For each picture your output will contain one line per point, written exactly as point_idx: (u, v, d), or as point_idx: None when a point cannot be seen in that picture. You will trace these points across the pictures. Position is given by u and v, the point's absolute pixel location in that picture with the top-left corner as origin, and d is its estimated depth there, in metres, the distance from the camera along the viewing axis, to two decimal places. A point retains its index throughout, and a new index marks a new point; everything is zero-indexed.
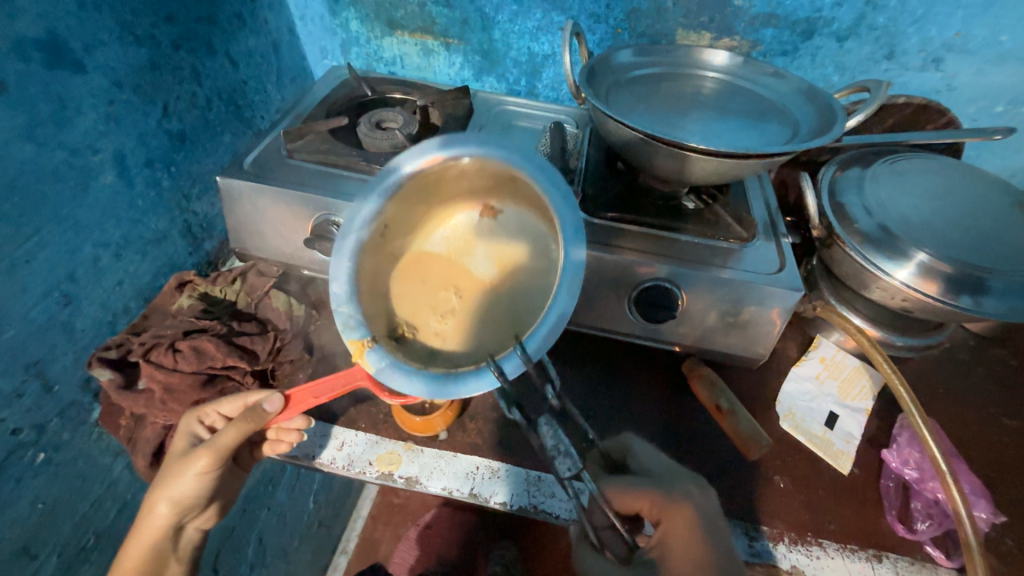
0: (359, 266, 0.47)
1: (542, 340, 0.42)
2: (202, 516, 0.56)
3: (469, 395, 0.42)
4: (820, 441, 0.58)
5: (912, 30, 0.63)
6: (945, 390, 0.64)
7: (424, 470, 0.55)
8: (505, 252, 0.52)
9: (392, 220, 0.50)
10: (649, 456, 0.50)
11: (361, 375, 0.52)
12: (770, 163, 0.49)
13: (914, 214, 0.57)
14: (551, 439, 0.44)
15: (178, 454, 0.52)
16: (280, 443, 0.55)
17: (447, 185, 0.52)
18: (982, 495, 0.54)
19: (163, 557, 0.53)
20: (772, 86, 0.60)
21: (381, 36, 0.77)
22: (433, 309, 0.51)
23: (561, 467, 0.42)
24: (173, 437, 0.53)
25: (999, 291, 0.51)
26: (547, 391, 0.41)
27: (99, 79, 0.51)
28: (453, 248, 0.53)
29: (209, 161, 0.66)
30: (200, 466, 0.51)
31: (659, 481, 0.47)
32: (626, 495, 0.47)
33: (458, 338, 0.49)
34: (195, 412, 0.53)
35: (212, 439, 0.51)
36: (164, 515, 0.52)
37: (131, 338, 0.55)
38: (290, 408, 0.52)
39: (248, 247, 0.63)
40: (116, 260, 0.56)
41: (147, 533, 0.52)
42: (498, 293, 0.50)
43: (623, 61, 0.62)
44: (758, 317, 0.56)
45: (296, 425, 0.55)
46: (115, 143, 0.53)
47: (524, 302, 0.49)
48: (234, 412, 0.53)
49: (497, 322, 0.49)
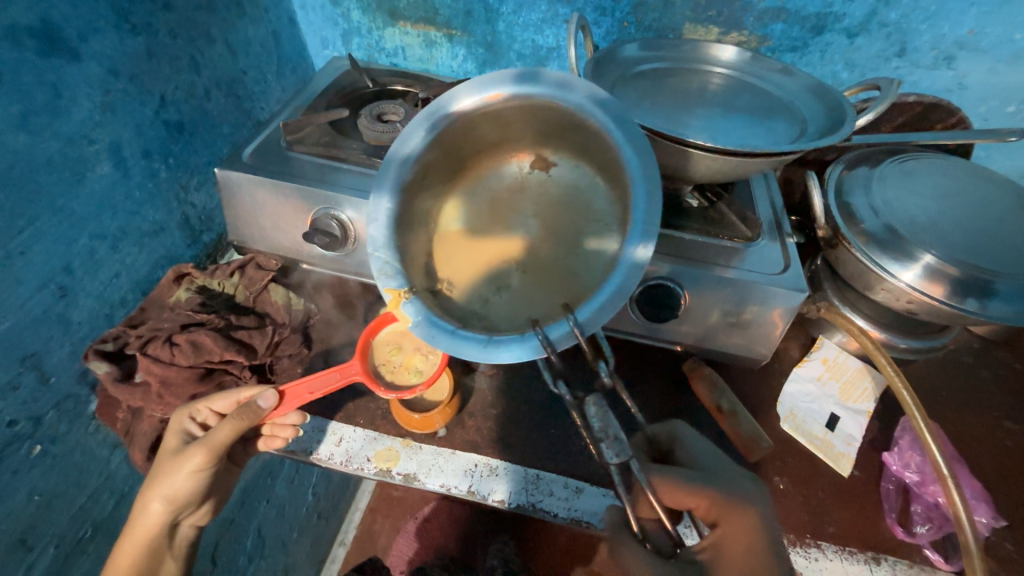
0: (401, 207, 0.48)
1: (595, 314, 0.42)
2: (197, 512, 0.56)
3: (516, 358, 0.41)
4: (820, 443, 0.58)
5: (924, 27, 0.62)
6: (948, 392, 0.63)
7: (421, 466, 0.55)
8: (549, 209, 0.52)
9: (441, 159, 0.50)
10: (704, 452, 0.49)
11: (357, 370, 0.55)
12: (778, 162, 0.48)
13: (922, 215, 0.56)
14: (602, 416, 0.40)
15: (171, 452, 0.52)
16: (275, 439, 0.55)
17: (504, 128, 0.50)
18: (983, 499, 0.54)
19: (158, 554, 0.53)
20: (780, 82, 0.59)
21: (383, 27, 0.76)
22: (475, 258, 0.52)
23: (609, 453, 0.39)
24: (166, 433, 0.53)
25: (1006, 294, 0.50)
26: (602, 368, 0.40)
27: (95, 67, 0.50)
28: (498, 197, 0.53)
29: (207, 152, 0.65)
30: (194, 464, 0.51)
31: (710, 476, 0.47)
32: (683, 493, 0.46)
33: (500, 291, 0.50)
34: (188, 409, 0.53)
35: (206, 436, 0.51)
36: (158, 513, 0.51)
37: (128, 331, 0.55)
38: (284, 403, 0.53)
39: (246, 240, 0.63)
40: (113, 252, 0.55)
41: (141, 531, 0.52)
42: (539, 250, 0.51)
43: (630, 55, 0.61)
44: (761, 318, 0.55)
45: (291, 420, 0.54)
46: (111, 133, 0.52)
47: (565, 262, 0.50)
48: (228, 407, 0.54)
49: (539, 279, 0.50)
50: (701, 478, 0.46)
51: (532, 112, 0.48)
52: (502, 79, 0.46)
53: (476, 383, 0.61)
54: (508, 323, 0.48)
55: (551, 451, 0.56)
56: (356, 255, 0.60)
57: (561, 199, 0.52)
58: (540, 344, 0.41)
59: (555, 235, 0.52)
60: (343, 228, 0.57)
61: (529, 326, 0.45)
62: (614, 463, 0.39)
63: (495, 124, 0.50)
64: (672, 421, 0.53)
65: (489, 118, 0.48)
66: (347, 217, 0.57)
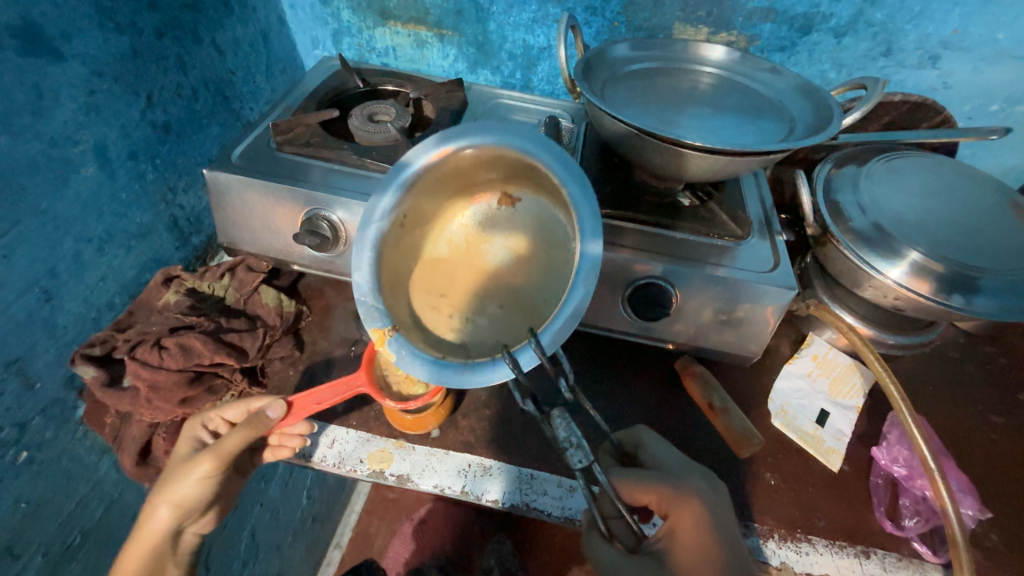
0: (384, 256, 0.48)
1: (557, 333, 0.43)
2: (201, 521, 0.56)
3: (485, 380, 0.42)
4: (810, 439, 0.58)
5: (909, 27, 0.62)
6: (935, 387, 0.64)
7: (415, 467, 0.54)
8: (521, 244, 0.53)
9: (418, 204, 0.51)
10: (663, 450, 0.51)
11: (363, 380, 0.54)
12: (767, 161, 0.48)
13: (908, 213, 0.57)
14: (565, 429, 0.43)
15: (182, 458, 0.53)
16: (282, 448, 0.55)
17: (468, 173, 0.52)
18: (969, 492, 0.54)
19: (163, 560, 0.53)
20: (768, 81, 0.60)
21: (373, 26, 0.75)
22: (462, 298, 0.52)
23: (575, 457, 0.42)
24: (179, 440, 0.54)
25: (990, 290, 0.51)
26: (562, 383, 0.41)
27: (79, 67, 0.49)
28: (471, 233, 0.54)
29: (195, 154, 0.64)
30: (202, 470, 0.51)
31: (667, 476, 0.48)
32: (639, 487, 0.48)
33: (482, 329, 0.50)
34: (201, 416, 0.54)
35: (215, 443, 0.51)
36: (165, 519, 0.52)
37: (116, 335, 0.54)
38: (292, 414, 0.52)
39: (236, 242, 0.62)
40: (99, 254, 0.54)
41: (145, 536, 0.52)
42: (518, 280, 0.52)
43: (620, 55, 0.61)
44: (753, 315, 0.56)
45: (299, 430, 0.54)
46: (95, 134, 0.51)
47: (542, 290, 0.50)
48: (238, 416, 0.54)
49: (520, 311, 0.50)
50: (658, 482, 0.48)
51: (488, 159, 0.50)
52: (452, 129, 0.48)
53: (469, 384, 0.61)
54: (483, 354, 0.48)
55: (544, 451, 0.56)
56: (348, 256, 0.60)
57: (532, 228, 0.53)
58: (506, 368, 0.42)
59: (532, 265, 0.52)
60: (333, 229, 0.56)
61: (501, 349, 0.46)
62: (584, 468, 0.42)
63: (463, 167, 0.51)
64: (634, 426, 0.54)
65: (451, 168, 0.50)
66: (337, 218, 0.56)
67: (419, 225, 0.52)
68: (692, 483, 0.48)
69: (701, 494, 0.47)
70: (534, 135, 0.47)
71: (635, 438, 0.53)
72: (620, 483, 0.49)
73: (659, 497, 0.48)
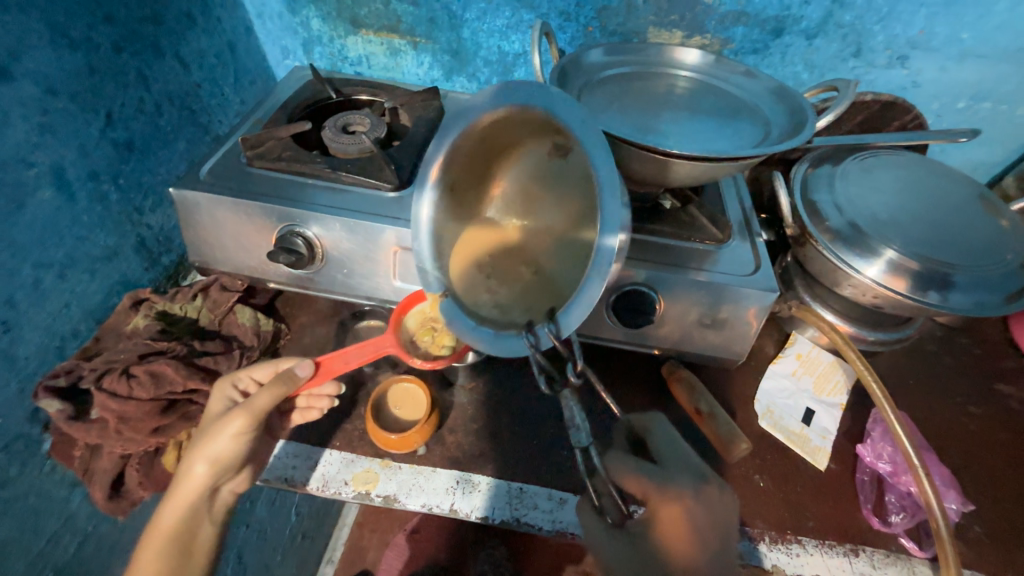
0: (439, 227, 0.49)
1: (575, 316, 0.42)
2: (236, 479, 0.53)
3: (515, 355, 0.43)
4: (797, 438, 0.59)
5: (877, 28, 0.63)
6: (915, 381, 0.65)
7: (402, 487, 0.53)
8: (563, 203, 0.50)
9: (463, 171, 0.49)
10: (666, 445, 0.50)
11: (389, 341, 0.56)
12: (745, 165, 0.48)
13: (882, 211, 0.58)
14: (575, 407, 0.42)
15: (215, 416, 0.51)
16: (311, 410, 0.55)
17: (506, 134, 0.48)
18: (952, 486, 0.55)
19: (198, 516, 0.52)
20: (743, 84, 0.60)
21: (345, 36, 0.74)
22: (505, 261, 0.52)
23: (579, 433, 0.41)
24: (211, 399, 0.52)
25: (964, 286, 0.52)
26: (571, 369, 0.40)
27: (31, 86, 0.46)
28: (518, 195, 0.52)
29: (162, 171, 0.62)
30: (235, 427, 0.49)
31: (658, 474, 0.48)
32: (632, 475, 0.48)
33: (524, 293, 0.49)
34: (231, 376, 0.52)
35: (248, 400, 0.50)
36: (202, 475, 0.50)
37: (81, 363, 0.51)
38: (320, 373, 0.54)
39: (208, 261, 0.60)
40: (61, 280, 0.52)
41: (183, 497, 0.50)
42: (559, 244, 0.50)
43: (594, 61, 0.61)
44: (736, 317, 0.56)
45: (328, 391, 0.56)
46: (51, 155, 0.49)
47: (581, 254, 0.47)
48: (268, 376, 0.53)
49: (558, 277, 0.49)
50: (659, 475, 0.48)
51: (518, 120, 0.45)
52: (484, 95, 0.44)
53: (455, 398, 0.60)
54: (520, 318, 0.46)
55: (534, 463, 0.55)
56: (326, 272, 0.59)
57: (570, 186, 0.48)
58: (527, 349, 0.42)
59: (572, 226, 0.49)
60: (309, 245, 0.55)
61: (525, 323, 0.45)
62: (584, 446, 0.41)
63: (501, 131, 0.47)
64: (652, 413, 0.52)
65: (489, 131, 0.47)
66: (313, 234, 0.55)
67: (464, 191, 0.51)
68: (676, 484, 0.47)
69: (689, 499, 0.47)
70: (561, 97, 0.42)
71: (643, 425, 0.52)
72: (614, 467, 0.49)
73: (644, 492, 0.48)
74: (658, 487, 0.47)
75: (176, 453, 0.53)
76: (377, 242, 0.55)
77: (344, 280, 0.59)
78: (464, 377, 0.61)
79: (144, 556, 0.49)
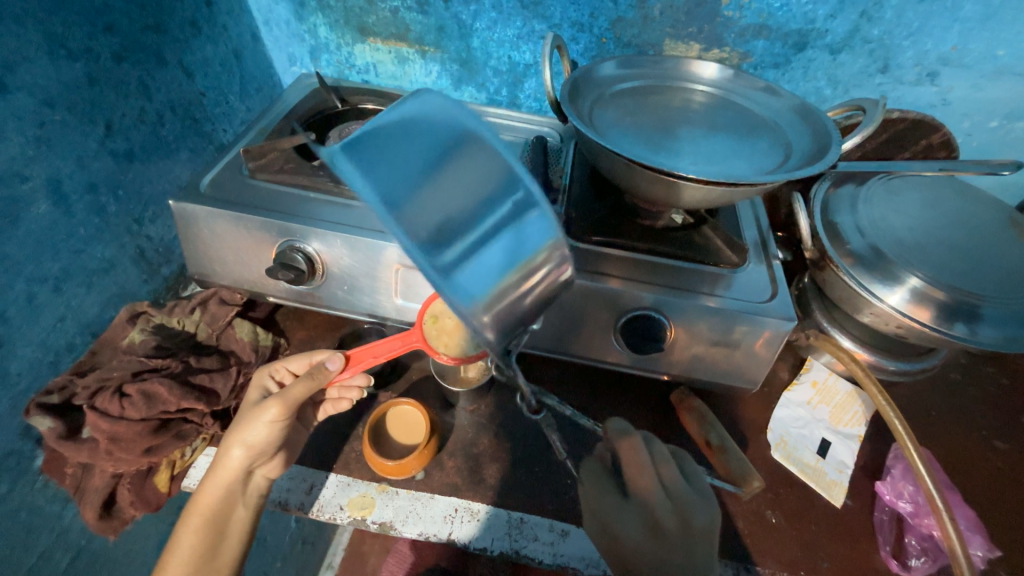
0: None
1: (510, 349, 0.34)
2: (270, 465, 0.51)
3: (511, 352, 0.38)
4: (812, 471, 0.56)
5: (907, 43, 0.60)
6: (937, 413, 0.62)
7: (399, 514, 0.52)
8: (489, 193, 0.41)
9: None
10: (635, 475, 0.48)
11: (417, 337, 0.53)
12: (765, 190, 0.46)
13: (908, 235, 0.55)
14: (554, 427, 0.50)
15: (251, 405, 0.52)
16: (342, 400, 0.56)
17: None
18: (977, 530, 0.52)
19: (233, 500, 0.50)
20: (763, 101, 0.58)
21: (352, 43, 0.72)
22: None
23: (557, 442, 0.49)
24: (248, 389, 0.54)
25: (994, 319, 0.49)
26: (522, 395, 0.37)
27: (27, 98, 0.45)
28: None
29: (162, 181, 0.61)
30: (270, 416, 0.49)
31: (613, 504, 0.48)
32: (600, 493, 0.49)
33: None
34: (269, 366, 0.54)
35: (283, 390, 0.50)
36: (238, 459, 0.49)
37: (76, 380, 0.51)
38: (352, 366, 0.53)
39: (206, 274, 0.58)
40: (56, 294, 0.51)
41: (218, 478, 0.50)
42: None
43: (607, 73, 0.59)
44: (750, 345, 0.53)
45: (358, 382, 0.56)
46: (47, 168, 0.48)
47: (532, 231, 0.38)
48: (302, 368, 0.54)
49: None
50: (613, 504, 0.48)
51: None
52: None
53: (455, 420, 0.58)
54: None
55: (535, 492, 0.53)
56: (326, 289, 0.57)
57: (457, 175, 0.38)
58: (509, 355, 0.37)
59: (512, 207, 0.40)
60: (309, 261, 0.53)
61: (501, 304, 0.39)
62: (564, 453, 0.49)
63: None
64: (632, 434, 0.50)
65: None
66: (313, 249, 0.53)
67: None
68: (624, 522, 0.47)
69: (629, 537, 0.47)
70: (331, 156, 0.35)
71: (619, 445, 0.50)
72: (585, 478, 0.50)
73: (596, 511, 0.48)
74: (606, 515, 0.48)
75: (168, 473, 0.52)
76: (377, 259, 0.53)
77: (344, 297, 0.57)
78: (467, 401, 0.59)
79: (182, 535, 0.49)
